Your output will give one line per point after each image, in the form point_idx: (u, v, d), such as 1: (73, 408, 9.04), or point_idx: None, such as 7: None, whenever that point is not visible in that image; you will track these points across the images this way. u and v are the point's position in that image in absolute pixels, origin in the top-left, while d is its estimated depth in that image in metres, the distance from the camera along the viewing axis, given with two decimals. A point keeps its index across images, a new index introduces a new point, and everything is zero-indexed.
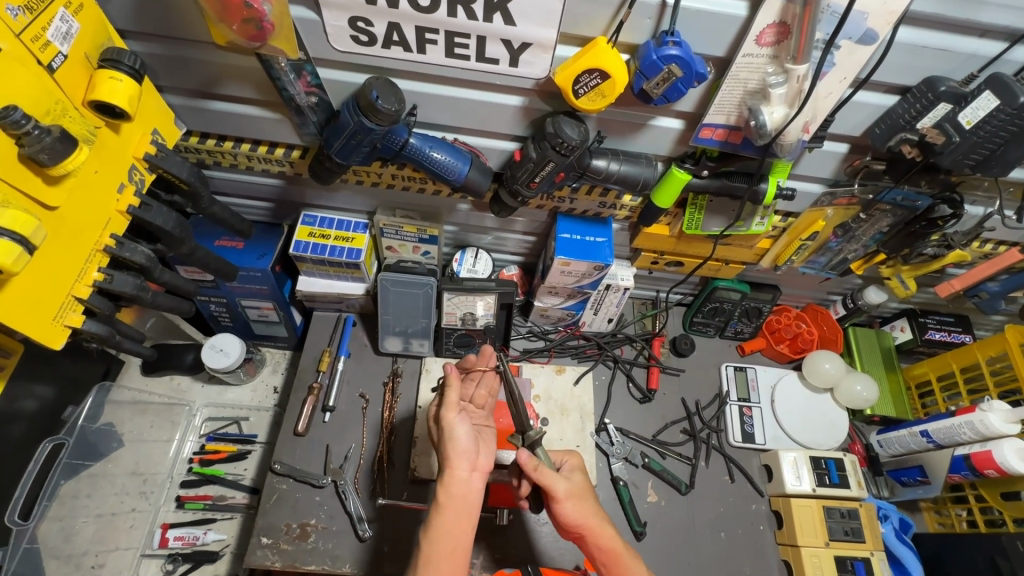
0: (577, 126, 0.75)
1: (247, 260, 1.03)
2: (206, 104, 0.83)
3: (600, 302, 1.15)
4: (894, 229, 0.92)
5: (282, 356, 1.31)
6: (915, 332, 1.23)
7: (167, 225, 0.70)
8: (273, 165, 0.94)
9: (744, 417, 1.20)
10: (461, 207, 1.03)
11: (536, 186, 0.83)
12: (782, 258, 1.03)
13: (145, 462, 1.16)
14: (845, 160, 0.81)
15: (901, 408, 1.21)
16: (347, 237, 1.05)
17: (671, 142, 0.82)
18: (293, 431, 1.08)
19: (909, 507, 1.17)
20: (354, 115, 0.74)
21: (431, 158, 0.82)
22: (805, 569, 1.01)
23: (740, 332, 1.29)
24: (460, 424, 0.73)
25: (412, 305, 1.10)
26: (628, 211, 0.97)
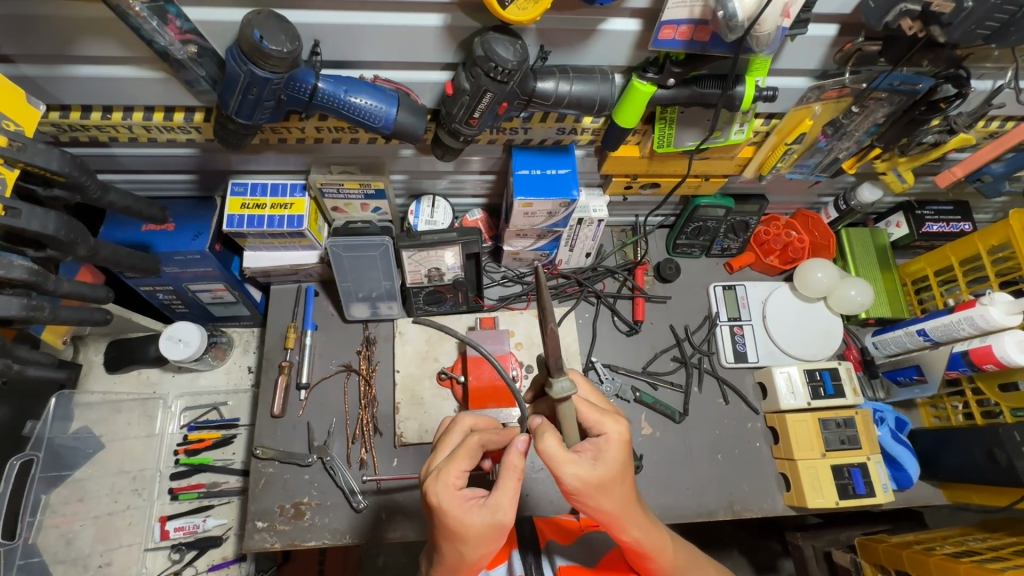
0: (511, 43, 0.62)
1: (180, 243, 0.93)
2: (70, 70, 0.69)
3: (574, 237, 1.06)
4: (891, 119, 0.81)
5: (251, 335, 1.25)
6: (912, 227, 1.15)
7: (47, 228, 0.60)
8: (179, 133, 0.81)
9: (735, 337, 1.16)
10: (405, 153, 0.91)
11: (478, 123, 0.71)
12: (767, 165, 0.93)
13: (130, 460, 1.13)
14: (834, 45, 0.69)
15: (897, 307, 1.16)
16: (285, 204, 0.94)
17: (629, 48, 0.69)
18: (270, 413, 1.04)
19: (905, 406, 1.16)
20: (242, 63, 0.61)
21: (350, 104, 0.69)
22: (802, 481, 1.01)
23: (727, 248, 1.21)
24: (470, 517, 0.59)
25: (371, 268, 1.02)
26: (590, 134, 0.86)
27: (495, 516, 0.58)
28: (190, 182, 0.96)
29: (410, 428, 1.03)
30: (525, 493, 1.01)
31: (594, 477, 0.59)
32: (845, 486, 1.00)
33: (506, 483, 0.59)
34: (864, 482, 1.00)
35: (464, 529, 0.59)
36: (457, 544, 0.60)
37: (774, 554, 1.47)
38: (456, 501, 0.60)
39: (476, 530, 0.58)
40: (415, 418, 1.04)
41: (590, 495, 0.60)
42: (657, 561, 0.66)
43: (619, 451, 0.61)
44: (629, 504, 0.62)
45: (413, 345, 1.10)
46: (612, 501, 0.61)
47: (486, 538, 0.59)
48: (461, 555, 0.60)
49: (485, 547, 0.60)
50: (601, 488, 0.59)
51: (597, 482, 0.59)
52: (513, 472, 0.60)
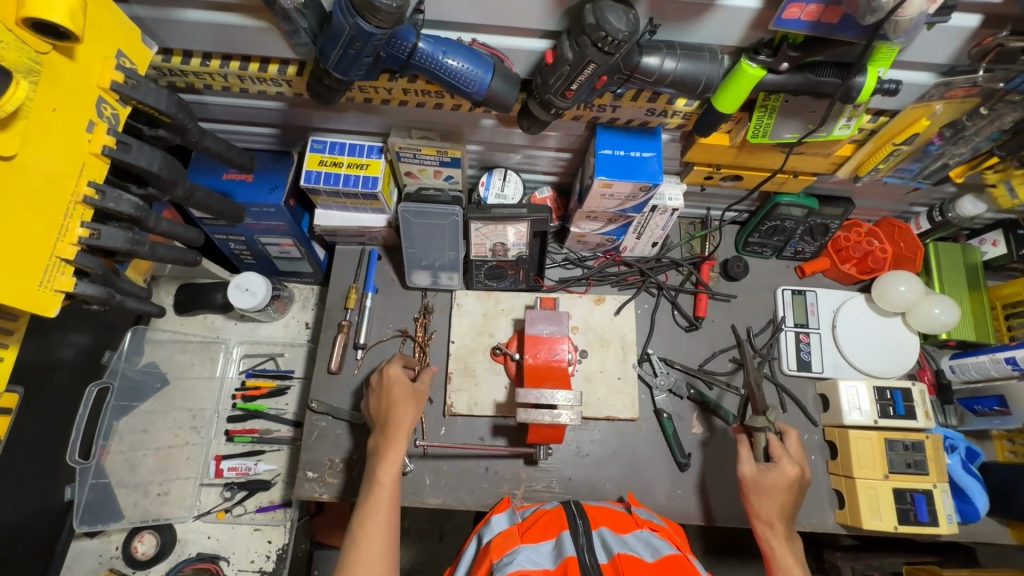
0: (624, 13, 0.60)
1: (258, 196, 0.95)
2: (178, 13, 0.70)
3: (644, 225, 1.03)
4: (1018, 127, 0.74)
5: (311, 292, 1.28)
6: (1011, 247, 1.07)
7: (152, 166, 0.62)
8: (270, 85, 0.82)
9: (800, 344, 1.11)
10: (486, 123, 0.90)
11: (573, 96, 0.69)
12: (865, 167, 0.87)
13: (191, 399, 1.19)
14: (973, 38, 0.63)
15: (983, 332, 1.08)
16: (361, 165, 0.95)
17: (742, 28, 0.65)
18: (327, 368, 1.07)
19: (977, 435, 1.10)
20: (348, 16, 0.61)
21: (446, 66, 0.68)
22: (859, 501, 0.97)
23: (801, 252, 1.16)
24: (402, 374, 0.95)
25: (437, 237, 1.02)
26: (681, 117, 0.82)
27: (421, 385, 0.95)
28: (273, 135, 0.98)
29: (460, 399, 1.04)
30: (569, 476, 1.02)
31: (752, 478, 0.88)
32: (906, 511, 0.95)
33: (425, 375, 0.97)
34: (927, 510, 0.95)
35: (388, 392, 0.92)
36: (410, 402, 0.91)
37: (806, 569, 1.43)
38: (398, 373, 0.95)
39: (406, 389, 0.93)
40: (466, 389, 1.05)
41: (754, 494, 0.87)
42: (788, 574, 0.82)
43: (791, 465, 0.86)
44: (782, 517, 0.86)
45: (470, 317, 1.10)
46: (767, 504, 0.86)
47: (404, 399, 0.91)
48: (402, 415, 0.89)
49: (404, 412, 0.90)
50: (756, 490, 0.87)
51: (756, 483, 0.87)
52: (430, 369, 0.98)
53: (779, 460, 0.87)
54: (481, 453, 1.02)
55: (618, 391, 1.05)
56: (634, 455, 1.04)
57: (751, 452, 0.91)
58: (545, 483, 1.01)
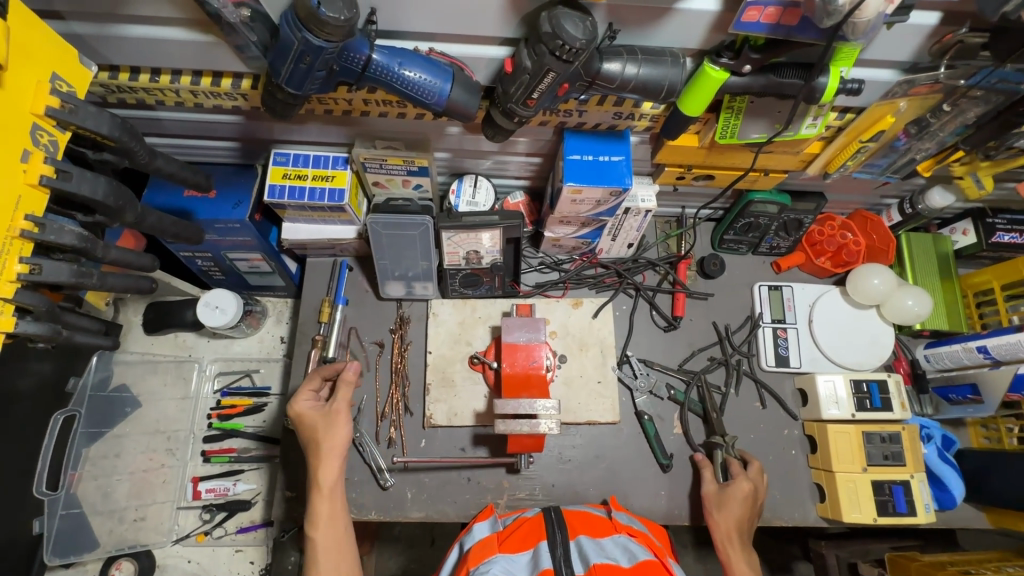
0: (580, 20, 0.58)
1: (221, 212, 0.92)
2: (121, 29, 0.67)
3: (618, 227, 1.02)
4: (982, 121, 0.75)
5: (284, 305, 1.25)
6: (981, 236, 1.08)
7: (96, 193, 0.59)
8: (225, 99, 0.80)
9: (778, 340, 1.11)
10: (452, 130, 0.88)
11: (535, 104, 0.68)
12: (834, 163, 0.87)
13: (166, 420, 1.15)
14: (933, 35, 0.63)
15: (956, 320, 1.10)
16: (327, 176, 0.92)
17: (704, 31, 0.64)
18: (302, 385, 1.05)
19: (953, 423, 1.11)
20: (296, 31, 0.59)
21: (402, 78, 0.66)
22: (838, 494, 0.98)
23: (776, 247, 1.16)
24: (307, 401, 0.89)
25: (409, 247, 1.00)
26: (648, 120, 0.81)
27: (335, 404, 0.89)
28: (234, 149, 0.95)
29: (439, 410, 1.03)
30: (552, 483, 1.01)
31: (714, 494, 0.94)
32: (884, 503, 0.96)
33: (342, 385, 0.90)
34: (905, 501, 0.96)
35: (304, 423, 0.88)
36: (335, 426, 0.87)
37: (793, 558, 1.45)
38: (306, 405, 0.89)
39: (318, 417, 0.88)
40: (445, 400, 1.03)
41: (714, 507, 0.93)
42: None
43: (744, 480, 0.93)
44: (739, 530, 0.90)
45: (446, 326, 1.08)
46: (728, 518, 0.91)
47: (325, 425, 0.87)
48: (338, 436, 0.87)
49: (337, 428, 0.87)
50: (719, 504, 0.93)
51: (717, 498, 0.93)
52: (348, 386, 0.91)
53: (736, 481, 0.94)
54: (463, 463, 1.01)
55: (598, 396, 1.05)
56: (616, 459, 1.03)
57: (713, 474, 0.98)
58: (528, 491, 1.01)
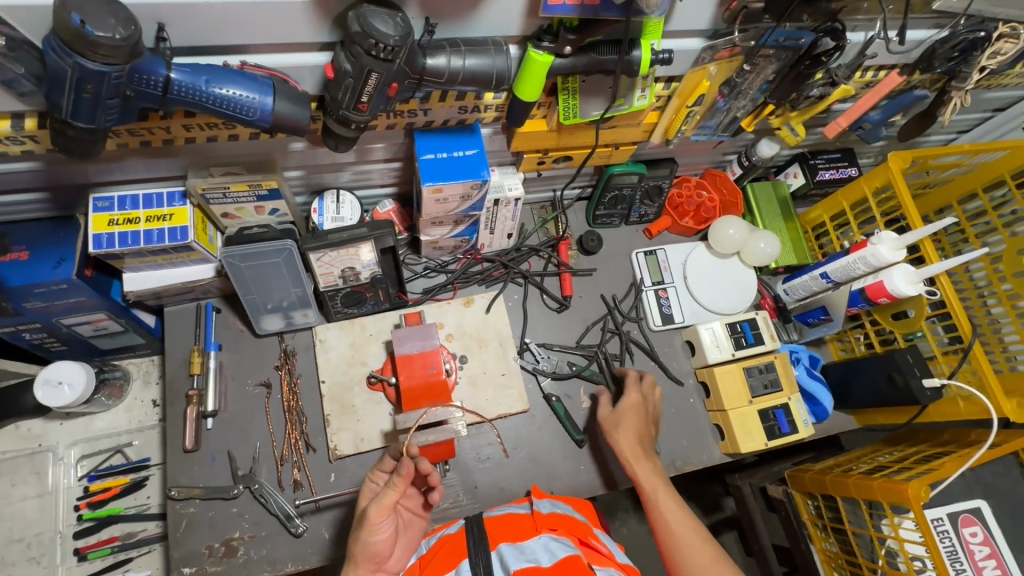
0: (389, 17, 0.57)
1: (41, 273, 0.80)
2: None
3: (493, 219, 1.03)
4: (780, 75, 0.84)
5: (151, 365, 1.12)
6: (807, 177, 1.22)
7: None
8: (10, 145, 0.69)
9: (660, 300, 1.19)
10: (296, 146, 0.83)
11: (368, 107, 0.65)
12: (672, 129, 0.93)
13: (19, 526, 1.00)
14: (721, 3, 0.70)
15: (802, 253, 1.24)
16: (163, 216, 0.83)
17: (520, 17, 0.65)
18: (182, 448, 0.94)
19: (816, 343, 1.25)
20: (65, 56, 0.51)
21: (215, 95, 0.61)
22: (733, 429, 1.06)
23: (645, 214, 1.24)
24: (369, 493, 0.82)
25: (276, 276, 0.93)
26: (494, 111, 0.82)
27: (372, 506, 0.76)
28: (42, 200, 0.83)
29: (344, 439, 0.97)
30: (475, 485, 1.00)
31: (609, 420, 0.99)
32: (771, 427, 1.06)
33: (387, 490, 0.75)
34: (787, 421, 1.07)
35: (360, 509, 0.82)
36: (360, 531, 0.76)
37: (717, 496, 1.57)
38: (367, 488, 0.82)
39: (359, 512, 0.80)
40: (349, 428, 0.98)
41: (614, 428, 0.97)
42: (657, 495, 0.90)
43: (633, 391, 1.02)
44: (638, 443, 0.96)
45: (337, 351, 1.03)
46: (627, 437, 0.96)
47: (359, 526, 0.77)
48: (367, 545, 0.75)
49: (370, 534, 0.75)
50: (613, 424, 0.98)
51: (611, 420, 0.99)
52: (392, 490, 0.75)
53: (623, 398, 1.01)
54: None
55: (505, 388, 1.05)
56: (533, 447, 1.04)
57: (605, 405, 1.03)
58: (453, 499, 0.99)
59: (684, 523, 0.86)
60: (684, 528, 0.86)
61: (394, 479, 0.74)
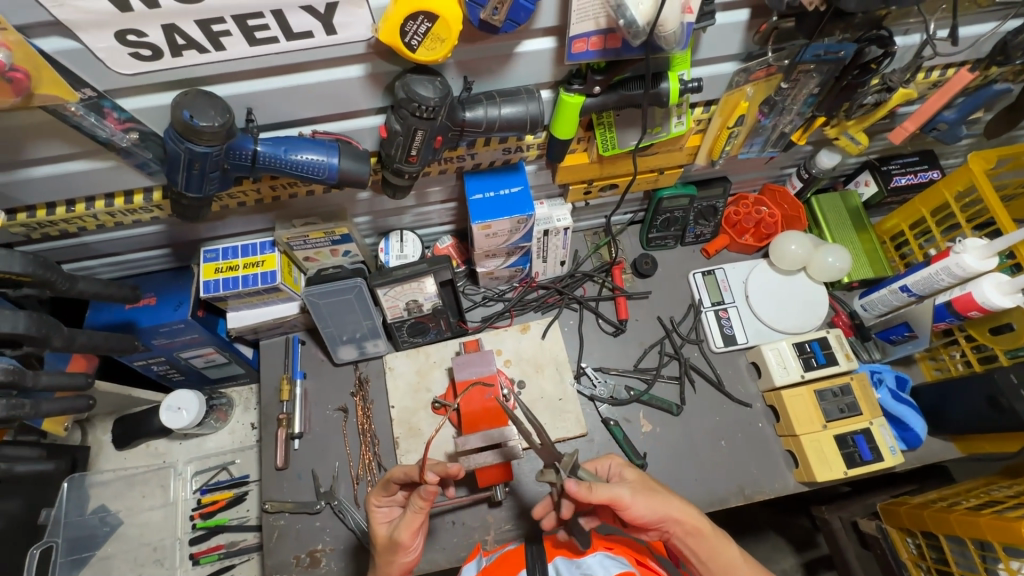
0: (430, 81, 0.65)
1: (164, 315, 0.96)
2: (26, 172, 0.72)
3: (545, 249, 1.08)
4: (826, 88, 0.82)
5: (250, 392, 1.27)
6: (880, 184, 1.14)
7: (18, 327, 0.62)
8: (142, 213, 0.85)
9: (721, 321, 1.16)
10: (363, 196, 0.94)
11: (418, 159, 0.73)
12: (716, 150, 0.93)
13: (149, 532, 1.16)
14: (749, 28, 0.71)
15: (879, 266, 1.16)
16: (257, 262, 0.97)
17: (550, 65, 0.71)
18: (274, 466, 1.06)
19: (904, 363, 1.15)
20: (179, 143, 0.64)
21: (292, 161, 0.71)
22: (808, 456, 1.00)
23: (701, 234, 1.22)
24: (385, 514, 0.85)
25: (350, 310, 1.04)
26: (536, 149, 0.88)
27: (399, 532, 0.78)
28: (165, 255, 1.00)
29: (412, 460, 1.04)
30: (535, 508, 1.02)
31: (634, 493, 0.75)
32: (851, 455, 0.99)
33: (412, 514, 0.78)
34: (870, 448, 0.99)
35: (378, 535, 0.82)
36: (394, 555, 0.79)
37: (804, 530, 1.45)
38: (381, 514, 0.85)
39: (384, 542, 0.80)
40: (415, 450, 1.05)
41: (648, 494, 0.76)
42: (718, 553, 0.78)
43: (632, 470, 0.85)
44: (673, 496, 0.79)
45: (404, 378, 1.11)
46: (661, 502, 0.77)
47: (388, 550, 0.79)
48: (400, 563, 0.80)
49: (403, 554, 0.80)
50: (645, 489, 0.78)
51: (638, 485, 0.77)
52: (420, 511, 0.78)
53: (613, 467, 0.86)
54: (444, 508, 1.01)
55: (561, 413, 1.07)
56: None
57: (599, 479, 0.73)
58: (514, 521, 1.01)
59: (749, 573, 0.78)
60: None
61: (422, 500, 0.76)
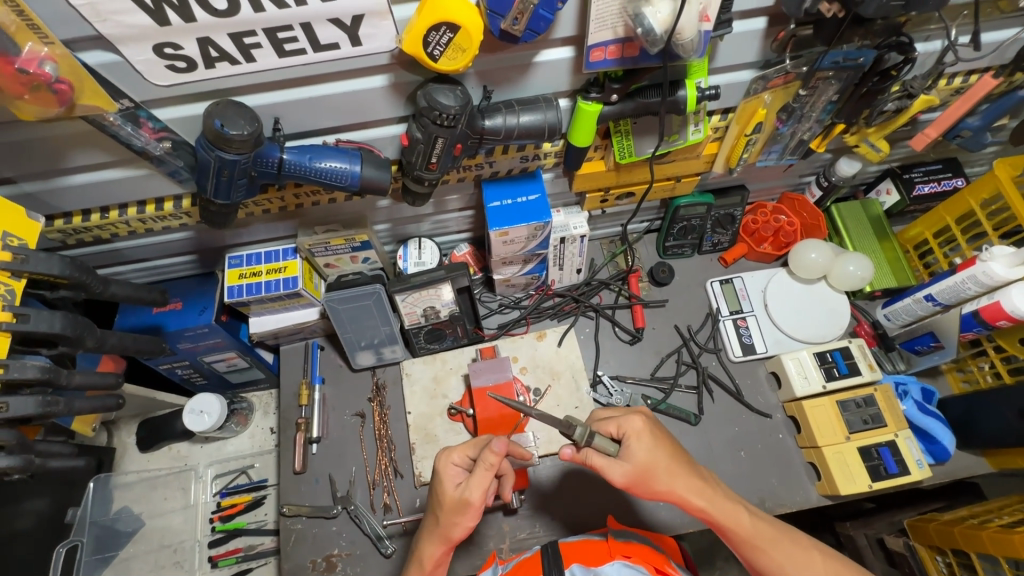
0: (451, 91, 0.66)
1: (189, 320, 0.99)
2: (65, 180, 0.75)
3: (561, 256, 1.08)
4: (845, 95, 0.82)
5: (270, 397, 1.29)
6: (902, 193, 1.13)
7: (54, 327, 0.65)
8: (172, 220, 0.88)
9: (740, 330, 1.15)
10: (383, 203, 0.96)
11: (438, 166, 0.74)
12: (734, 158, 0.93)
13: (169, 533, 1.18)
14: (767, 36, 0.71)
15: (902, 275, 1.14)
16: (280, 268, 0.99)
17: (568, 74, 0.72)
18: (292, 470, 1.07)
19: (931, 374, 1.12)
20: (209, 151, 0.67)
21: (316, 169, 0.73)
22: (831, 469, 0.98)
23: (718, 243, 1.21)
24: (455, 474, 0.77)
25: (368, 316, 1.06)
26: (554, 157, 0.89)
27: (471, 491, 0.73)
28: (192, 261, 1.03)
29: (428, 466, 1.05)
30: (551, 517, 1.01)
31: (632, 473, 0.71)
32: (876, 467, 0.97)
33: (480, 473, 0.73)
34: (896, 461, 0.97)
35: (447, 498, 0.75)
36: (459, 517, 0.75)
37: None
38: (450, 470, 0.77)
39: (451, 498, 0.75)
40: (432, 455, 1.05)
41: (651, 478, 0.71)
42: (734, 530, 0.72)
43: (643, 444, 0.71)
44: (682, 475, 0.72)
45: (421, 384, 1.12)
46: (667, 482, 0.71)
47: (455, 512, 0.75)
48: (454, 527, 0.75)
49: (467, 519, 0.75)
50: (646, 473, 0.71)
51: (640, 469, 0.71)
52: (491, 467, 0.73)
53: (623, 427, 0.73)
54: None
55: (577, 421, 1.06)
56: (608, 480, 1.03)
57: (600, 453, 0.72)
58: (530, 530, 1.01)
59: (777, 544, 0.73)
60: (781, 547, 0.72)
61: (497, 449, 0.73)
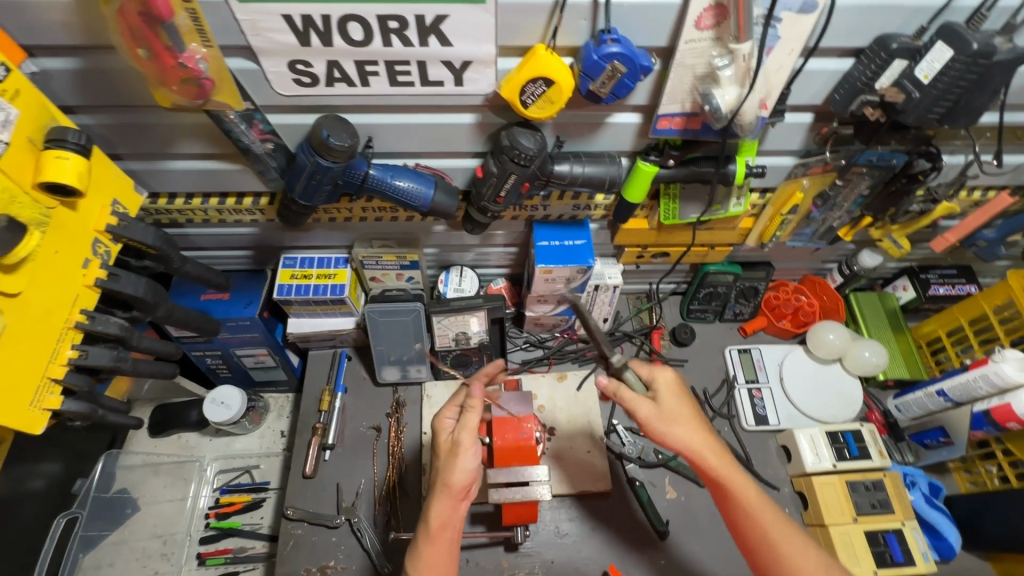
0: (532, 135, 0.75)
1: (234, 311, 1.03)
2: (166, 164, 0.83)
3: (592, 303, 1.12)
4: (875, 191, 0.90)
5: (285, 400, 1.31)
6: (918, 290, 1.19)
7: (137, 291, 0.70)
8: (245, 215, 0.94)
9: (754, 400, 1.18)
10: (438, 229, 1.03)
11: (504, 201, 0.82)
12: (767, 234, 1.00)
13: (164, 523, 1.16)
14: (812, 129, 0.80)
15: (914, 368, 1.18)
16: (329, 274, 1.05)
17: (632, 136, 0.81)
18: (302, 474, 1.08)
19: (938, 470, 1.14)
20: (309, 156, 0.74)
21: (395, 187, 0.81)
22: (837, 549, 0.98)
23: (740, 313, 1.27)
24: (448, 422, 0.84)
25: (403, 332, 1.10)
26: (603, 209, 0.96)
27: (459, 436, 0.79)
28: (248, 257, 1.10)
29: None
30: (551, 559, 1.01)
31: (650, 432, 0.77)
32: (882, 554, 0.97)
33: (470, 413, 0.81)
34: (901, 550, 0.97)
35: (443, 441, 0.81)
36: (454, 457, 0.78)
37: None
38: (446, 423, 0.84)
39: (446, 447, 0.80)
40: None
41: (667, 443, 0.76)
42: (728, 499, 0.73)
43: (657, 415, 0.76)
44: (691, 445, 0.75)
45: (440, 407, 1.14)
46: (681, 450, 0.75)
47: (448, 455, 0.79)
48: (452, 471, 0.78)
49: (464, 459, 0.78)
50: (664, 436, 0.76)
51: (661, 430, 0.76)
52: (474, 413, 0.80)
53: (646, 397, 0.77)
54: (461, 543, 1.00)
55: (587, 465, 1.07)
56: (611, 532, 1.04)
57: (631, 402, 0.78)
58: (529, 568, 1.00)
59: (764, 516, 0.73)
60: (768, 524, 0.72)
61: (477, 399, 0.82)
